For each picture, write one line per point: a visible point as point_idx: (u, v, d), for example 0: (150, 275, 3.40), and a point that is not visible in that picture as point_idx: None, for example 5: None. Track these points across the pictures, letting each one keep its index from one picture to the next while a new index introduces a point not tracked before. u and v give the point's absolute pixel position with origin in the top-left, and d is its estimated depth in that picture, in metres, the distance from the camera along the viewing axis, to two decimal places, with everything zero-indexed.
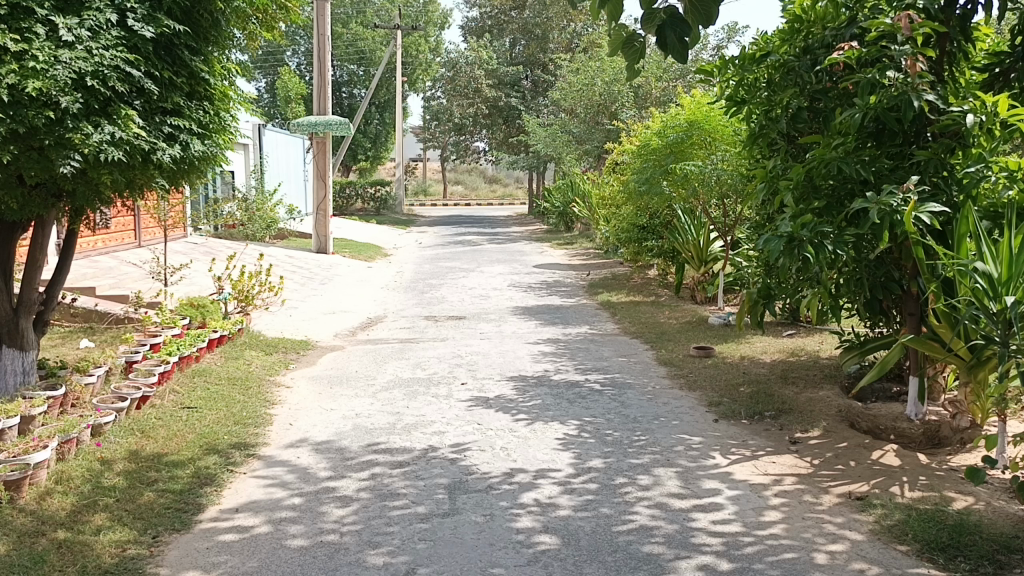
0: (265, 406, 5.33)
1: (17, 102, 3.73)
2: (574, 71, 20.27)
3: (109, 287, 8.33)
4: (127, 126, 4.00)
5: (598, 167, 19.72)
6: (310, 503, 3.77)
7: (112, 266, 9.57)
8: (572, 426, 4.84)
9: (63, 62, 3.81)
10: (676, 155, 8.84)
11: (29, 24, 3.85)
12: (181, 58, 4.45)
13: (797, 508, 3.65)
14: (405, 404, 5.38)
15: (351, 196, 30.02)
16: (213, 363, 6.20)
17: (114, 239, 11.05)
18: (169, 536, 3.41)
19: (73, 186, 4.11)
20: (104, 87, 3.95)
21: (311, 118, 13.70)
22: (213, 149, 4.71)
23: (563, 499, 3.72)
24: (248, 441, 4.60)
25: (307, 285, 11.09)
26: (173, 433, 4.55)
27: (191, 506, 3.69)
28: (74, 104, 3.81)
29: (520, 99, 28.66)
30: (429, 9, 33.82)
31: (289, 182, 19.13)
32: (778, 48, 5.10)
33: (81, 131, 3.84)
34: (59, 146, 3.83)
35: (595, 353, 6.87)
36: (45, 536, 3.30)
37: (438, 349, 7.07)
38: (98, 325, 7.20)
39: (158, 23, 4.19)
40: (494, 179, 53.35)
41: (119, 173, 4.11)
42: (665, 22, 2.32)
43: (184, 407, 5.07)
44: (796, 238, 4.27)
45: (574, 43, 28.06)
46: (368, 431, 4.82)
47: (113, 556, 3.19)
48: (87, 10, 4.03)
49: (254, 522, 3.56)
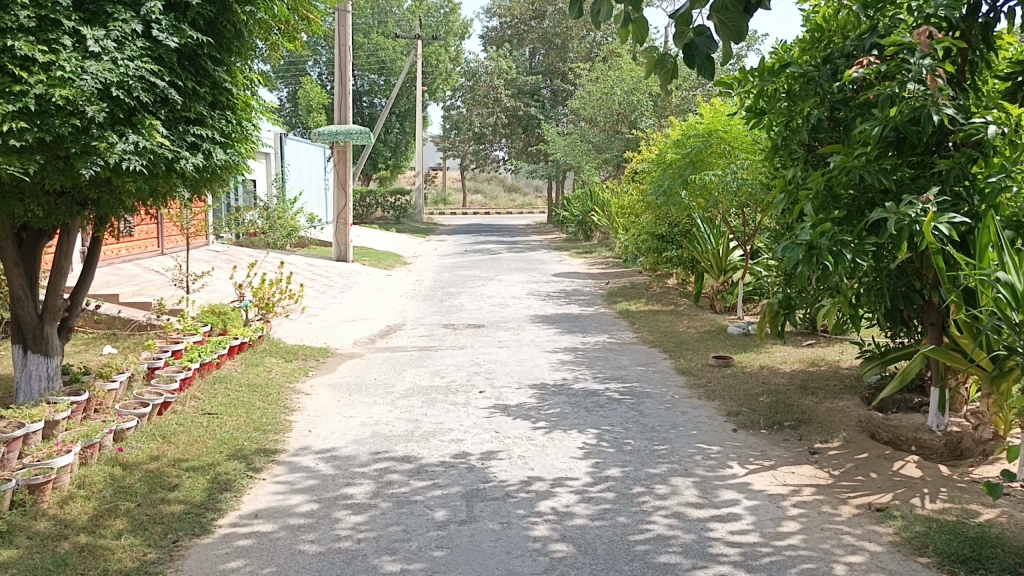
0: (285, 413, 5.36)
1: (45, 112, 3.82)
2: (594, 79, 20.28)
3: (133, 294, 8.44)
4: (152, 136, 4.05)
5: (617, 177, 19.70)
6: (326, 509, 3.79)
7: (136, 274, 9.69)
8: (590, 435, 4.83)
9: (90, 73, 3.89)
10: (694, 165, 8.79)
11: (57, 35, 3.92)
12: (204, 68, 4.50)
13: (815, 519, 3.62)
14: (423, 411, 5.40)
15: (371, 205, 30.25)
16: (234, 369, 6.26)
17: (138, 247, 11.20)
18: (189, 541, 3.44)
19: (97, 194, 4.18)
20: (129, 97, 4.01)
21: (331, 128, 13.78)
22: (235, 157, 4.77)
23: (579, 508, 3.72)
24: (269, 447, 4.65)
25: (328, 293, 11.18)
26: (194, 439, 4.60)
27: (211, 511, 3.73)
28: (100, 113, 3.88)
29: (541, 108, 28.74)
30: (450, 20, 34.15)
31: (310, 192, 19.32)
32: (798, 59, 5.10)
33: (106, 139, 3.90)
34: (84, 155, 3.89)
35: (614, 362, 6.84)
36: (67, 540, 3.34)
37: (456, 357, 7.09)
38: (121, 332, 7.29)
39: (182, 34, 4.25)
40: (513, 188, 53.60)
41: (142, 182, 4.15)
42: (695, 40, 2.35)
43: (206, 413, 5.13)
44: (815, 247, 4.24)
45: (594, 53, 28.01)
46: (386, 438, 4.85)
47: (134, 560, 3.23)
48: (112, 21, 4.10)
49: (270, 528, 3.59)
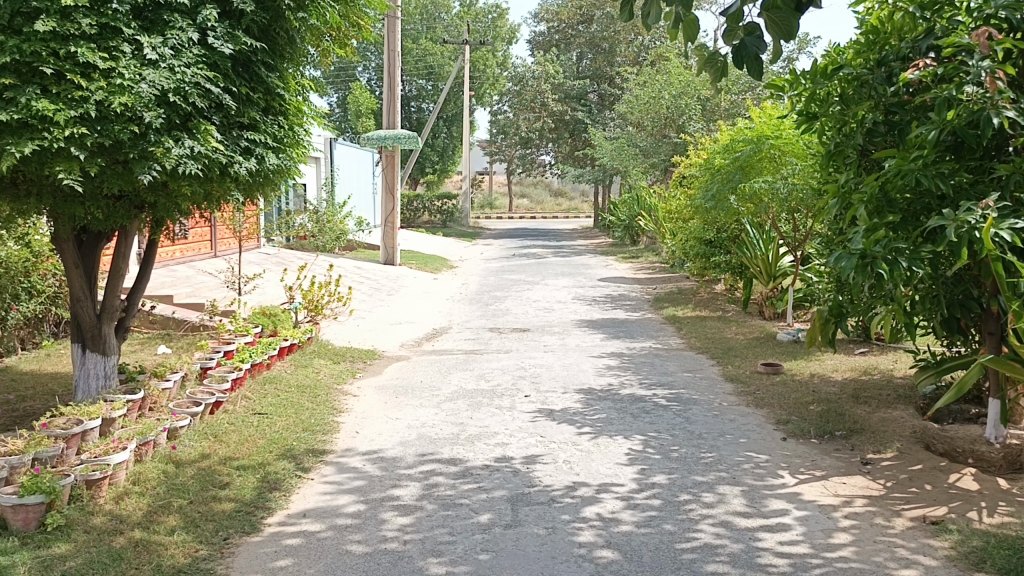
0: (333, 414, 5.43)
1: (105, 118, 3.93)
2: (641, 83, 20.20)
3: (186, 295, 8.63)
4: (207, 141, 4.14)
5: (665, 181, 19.57)
6: (373, 510, 3.82)
7: (189, 275, 9.91)
8: (636, 441, 4.80)
9: (148, 80, 3.99)
10: (744, 171, 8.70)
11: (116, 43, 4.04)
12: (258, 75, 4.59)
13: (867, 531, 3.54)
14: (468, 415, 5.41)
15: (418, 209, 30.51)
16: (283, 370, 6.37)
17: (192, 249, 11.45)
18: (239, 538, 3.50)
19: (154, 198, 4.28)
20: (185, 103, 4.11)
21: (380, 132, 13.93)
22: (286, 162, 4.86)
23: (626, 514, 3.69)
24: (317, 448, 4.71)
25: (375, 296, 11.29)
26: (244, 438, 4.68)
27: (260, 509, 3.79)
28: (157, 119, 3.98)
29: (588, 112, 28.57)
30: (498, 25, 34.34)
31: (358, 196, 19.56)
32: (851, 61, 5.01)
33: (163, 144, 4.00)
34: (142, 159, 4.00)
35: (660, 368, 6.79)
36: (122, 535, 3.43)
37: (501, 361, 7.10)
38: (175, 333, 7.46)
39: (237, 41, 4.34)
40: (559, 192, 53.60)
41: (197, 186, 4.25)
42: (745, 40, 2.34)
43: (256, 413, 5.22)
44: (869, 255, 4.15)
45: (641, 57, 27.87)
46: (432, 441, 4.87)
47: (186, 556, 3.30)
48: (170, 29, 4.20)
49: (318, 528, 3.63)
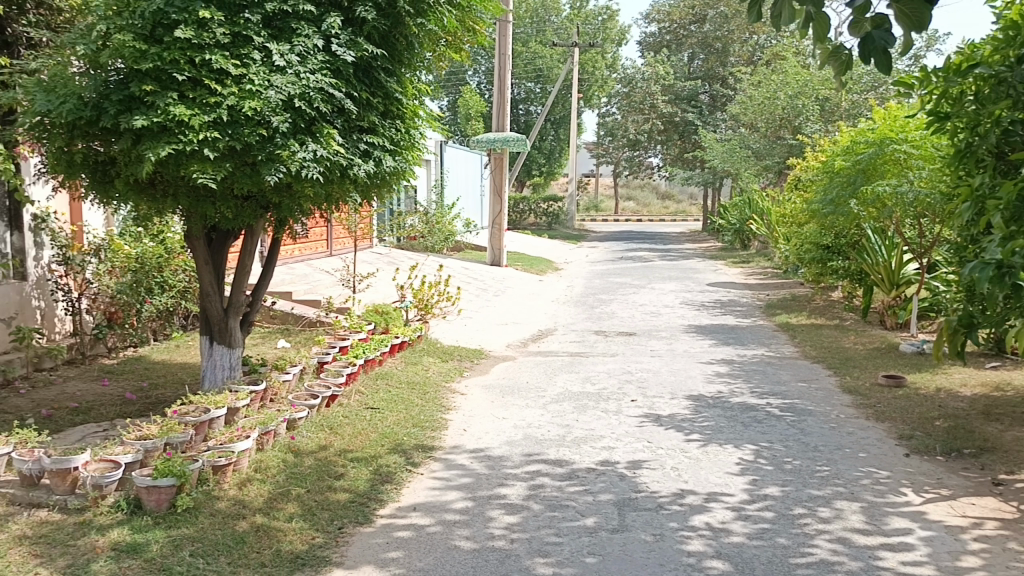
0: (441, 411, 5.54)
1: (235, 122, 4.14)
2: (755, 84, 19.69)
3: (304, 292, 8.98)
4: (329, 144, 4.30)
5: (779, 184, 19.00)
6: (481, 507, 3.88)
7: (306, 273, 10.31)
8: (747, 450, 4.69)
9: (276, 86, 4.18)
10: (866, 176, 8.41)
11: (247, 51, 4.25)
12: (378, 80, 4.74)
13: (1000, 556, 3.34)
14: (574, 417, 5.41)
15: (524, 211, 30.78)
16: (394, 367, 6.54)
17: (309, 248, 11.89)
18: (353, 528, 3.63)
19: (279, 199, 4.47)
20: (310, 107, 4.27)
21: (489, 135, 14.11)
22: (402, 164, 4.98)
23: (736, 525, 3.61)
24: (426, 444, 4.81)
25: (482, 296, 11.44)
26: (358, 431, 4.84)
27: (373, 501, 3.91)
28: (283, 123, 4.17)
29: (698, 113, 27.88)
30: (608, 26, 34.22)
31: (467, 198, 19.89)
32: (988, 59, 4.73)
33: (288, 148, 4.18)
34: (269, 161, 4.19)
35: (773, 377, 6.60)
36: (244, 519, 3.60)
37: (608, 365, 7.06)
38: (293, 328, 7.78)
39: (359, 48, 4.50)
40: (666, 195, 52.89)
41: (319, 187, 4.41)
42: (872, 33, 2.25)
43: (368, 407, 5.38)
44: (1007, 266, 3.86)
45: (756, 56, 27.14)
46: (538, 441, 4.90)
47: (303, 542, 3.44)
48: (297, 36, 4.38)
49: (427, 522, 3.71)
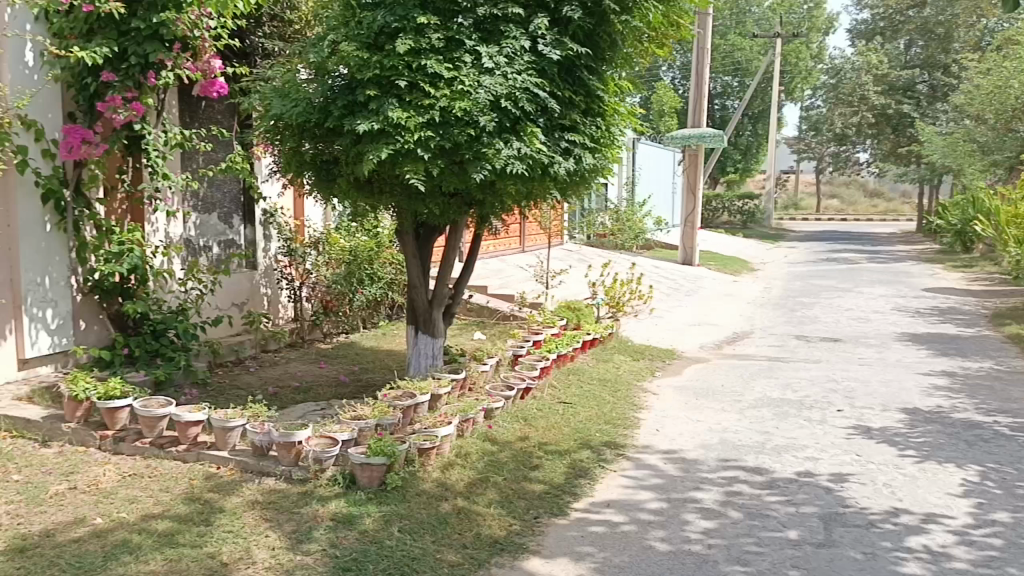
0: (634, 410, 5.52)
1: (446, 122, 4.32)
2: (984, 71, 17.94)
3: (499, 287, 9.25)
4: (532, 142, 4.40)
5: (1010, 181, 17.21)
6: (676, 509, 3.83)
7: (502, 269, 10.61)
8: (971, 471, 4.30)
9: (485, 86, 4.33)
10: None
11: (459, 54, 4.44)
12: (581, 78, 4.79)
13: None
14: (773, 424, 5.21)
15: (718, 209, 29.97)
16: (586, 363, 6.60)
17: (504, 244, 12.21)
18: (548, 519, 3.71)
19: (483, 196, 4.63)
20: (515, 107, 4.39)
21: (685, 131, 13.83)
22: (602, 161, 5.00)
23: (959, 551, 3.33)
24: (619, 441, 4.82)
25: (674, 296, 11.26)
26: (552, 425, 4.93)
27: (568, 494, 3.97)
28: (491, 122, 4.31)
29: (915, 105, 25.91)
30: (814, 15, 32.50)
31: (659, 196, 19.64)
32: None
33: (494, 146, 4.31)
34: (475, 160, 4.35)
35: (1002, 393, 6.00)
36: (447, 501, 3.79)
37: (810, 372, 6.73)
38: (489, 321, 8.04)
39: (564, 47, 4.56)
40: (874, 193, 49.49)
41: (521, 184, 4.51)
42: None
43: (561, 402, 5.46)
44: None
45: (985, 41, 24.72)
46: (735, 447, 4.76)
47: (502, 528, 3.57)
48: (505, 38, 4.52)
49: (622, 520, 3.72)
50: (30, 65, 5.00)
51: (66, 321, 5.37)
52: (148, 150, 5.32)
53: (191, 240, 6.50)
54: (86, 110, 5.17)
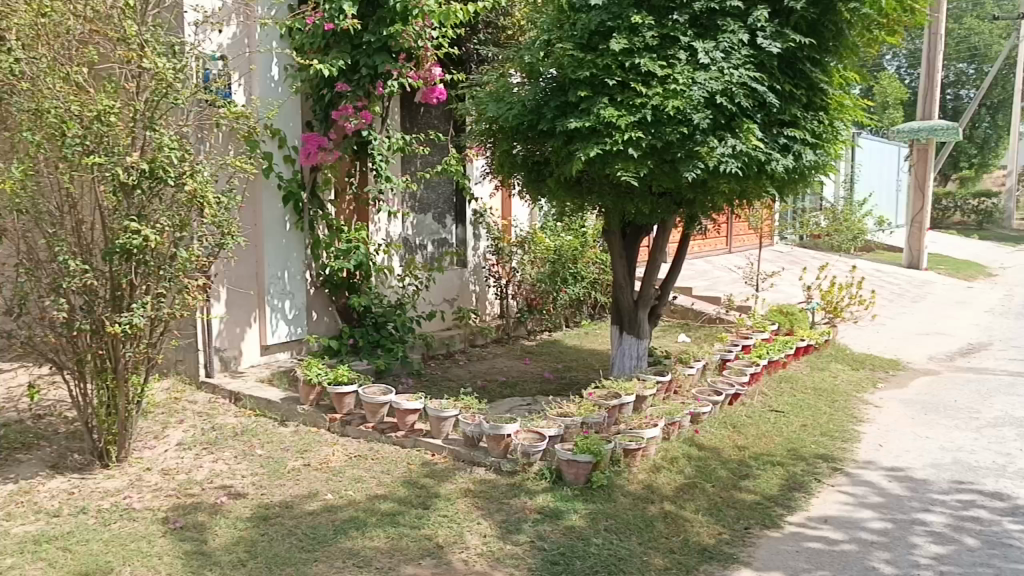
0: (853, 423, 5.19)
1: (659, 121, 4.28)
2: None
3: (705, 289, 9.03)
4: (748, 139, 4.26)
5: None
6: (903, 531, 3.56)
7: (707, 270, 10.35)
8: None
9: (699, 84, 4.25)
10: None
11: (674, 51, 4.38)
12: (802, 71, 4.57)
13: None
14: (1018, 446, 4.70)
15: (948, 208, 27.53)
16: (799, 371, 6.28)
17: (709, 245, 11.90)
18: (759, 531, 3.58)
19: (694, 195, 4.53)
20: (732, 103, 4.27)
21: (913, 124, 12.80)
22: (823, 157, 4.73)
23: None
24: (837, 455, 4.55)
25: (897, 302, 10.46)
26: (762, 434, 4.74)
27: (780, 507, 3.82)
28: (705, 120, 4.22)
29: None
30: None
31: (881, 194, 18.33)
32: None
33: (708, 144, 4.22)
34: (688, 159, 4.27)
35: None
36: (654, 504, 3.76)
37: None
38: (694, 323, 7.87)
39: (785, 39, 4.38)
40: None
41: (736, 183, 4.37)
42: None
43: (773, 410, 5.24)
44: None
45: None
46: (971, 469, 4.35)
47: (711, 536, 3.51)
48: (722, 33, 4.41)
49: (841, 537, 3.52)
50: (277, 79, 5.51)
51: (301, 312, 5.88)
52: (375, 154, 5.69)
53: (409, 239, 6.86)
54: (322, 119, 5.67)
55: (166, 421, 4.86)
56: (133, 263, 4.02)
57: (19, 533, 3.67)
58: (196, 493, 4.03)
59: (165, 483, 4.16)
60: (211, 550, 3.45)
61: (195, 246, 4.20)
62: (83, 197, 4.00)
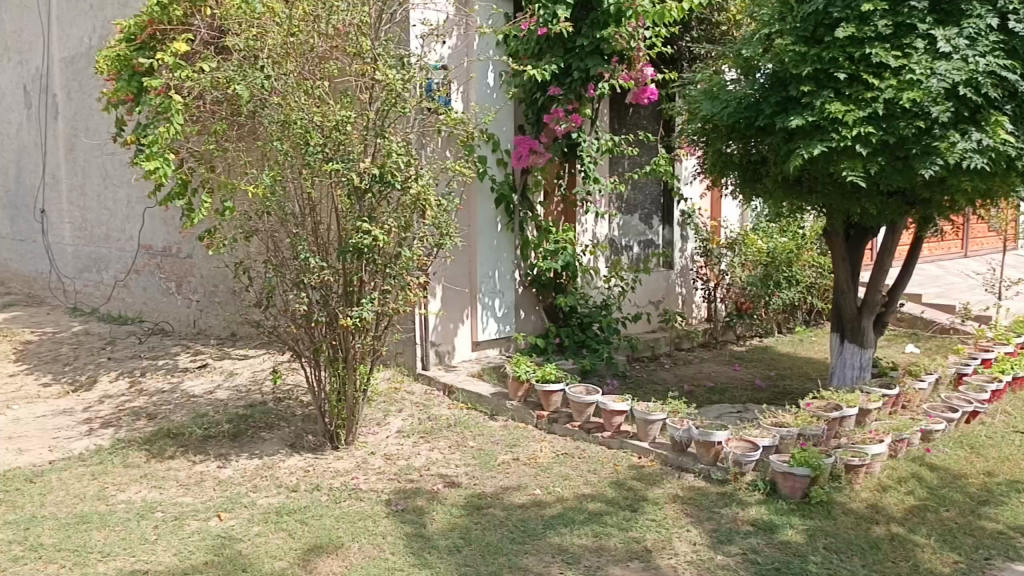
0: None
1: (892, 115, 4.01)
2: None
3: (935, 296, 8.31)
4: (996, 133, 3.88)
5: None
6: None
7: (938, 275, 9.52)
8: None
9: (939, 74, 3.93)
10: None
11: (910, 40, 4.07)
12: None
13: None
14: None
15: None
16: None
17: (940, 247, 10.94)
18: (1003, 564, 3.26)
19: (930, 194, 4.18)
20: (977, 94, 3.93)
21: None
22: None
23: None
24: None
25: None
26: (1006, 457, 4.29)
27: None
28: (945, 113, 3.89)
29: None
30: None
31: None
32: None
33: (948, 139, 3.89)
34: (924, 155, 3.96)
35: None
36: (879, 525, 3.53)
37: None
38: (923, 333, 7.27)
39: None
40: None
41: (980, 181, 3.99)
42: None
43: (1018, 432, 4.73)
44: None
45: None
46: None
47: (946, 565, 3.24)
48: (967, 18, 4.04)
49: None
50: (492, 85, 5.71)
51: (510, 311, 6.06)
52: (584, 156, 5.76)
53: (615, 240, 6.83)
54: (533, 122, 5.79)
55: (387, 410, 5.19)
56: (364, 261, 4.34)
57: (265, 504, 4.08)
58: (415, 479, 4.27)
59: (388, 468, 4.45)
60: (430, 534, 3.64)
61: (417, 246, 4.45)
62: (322, 200, 4.35)
